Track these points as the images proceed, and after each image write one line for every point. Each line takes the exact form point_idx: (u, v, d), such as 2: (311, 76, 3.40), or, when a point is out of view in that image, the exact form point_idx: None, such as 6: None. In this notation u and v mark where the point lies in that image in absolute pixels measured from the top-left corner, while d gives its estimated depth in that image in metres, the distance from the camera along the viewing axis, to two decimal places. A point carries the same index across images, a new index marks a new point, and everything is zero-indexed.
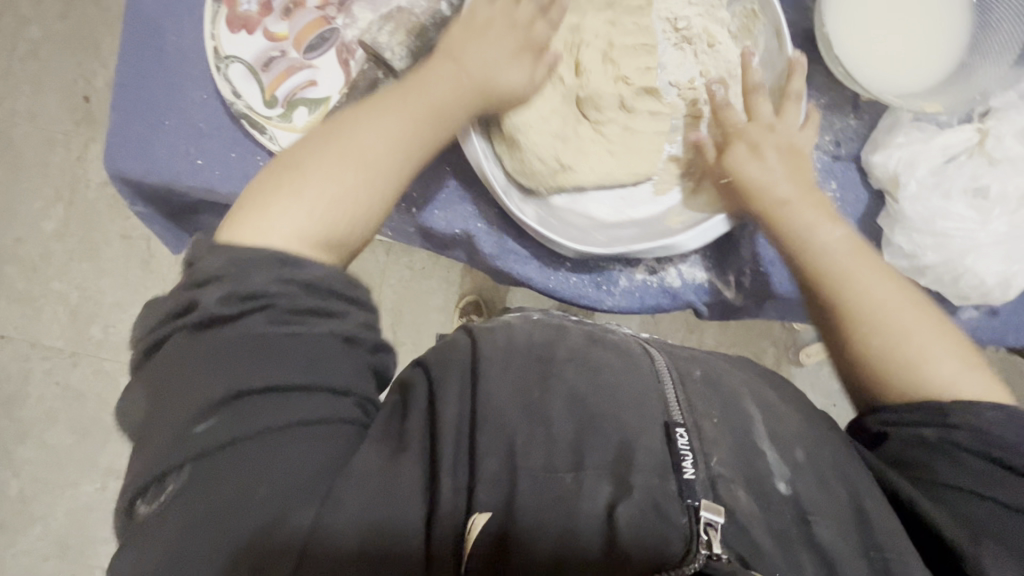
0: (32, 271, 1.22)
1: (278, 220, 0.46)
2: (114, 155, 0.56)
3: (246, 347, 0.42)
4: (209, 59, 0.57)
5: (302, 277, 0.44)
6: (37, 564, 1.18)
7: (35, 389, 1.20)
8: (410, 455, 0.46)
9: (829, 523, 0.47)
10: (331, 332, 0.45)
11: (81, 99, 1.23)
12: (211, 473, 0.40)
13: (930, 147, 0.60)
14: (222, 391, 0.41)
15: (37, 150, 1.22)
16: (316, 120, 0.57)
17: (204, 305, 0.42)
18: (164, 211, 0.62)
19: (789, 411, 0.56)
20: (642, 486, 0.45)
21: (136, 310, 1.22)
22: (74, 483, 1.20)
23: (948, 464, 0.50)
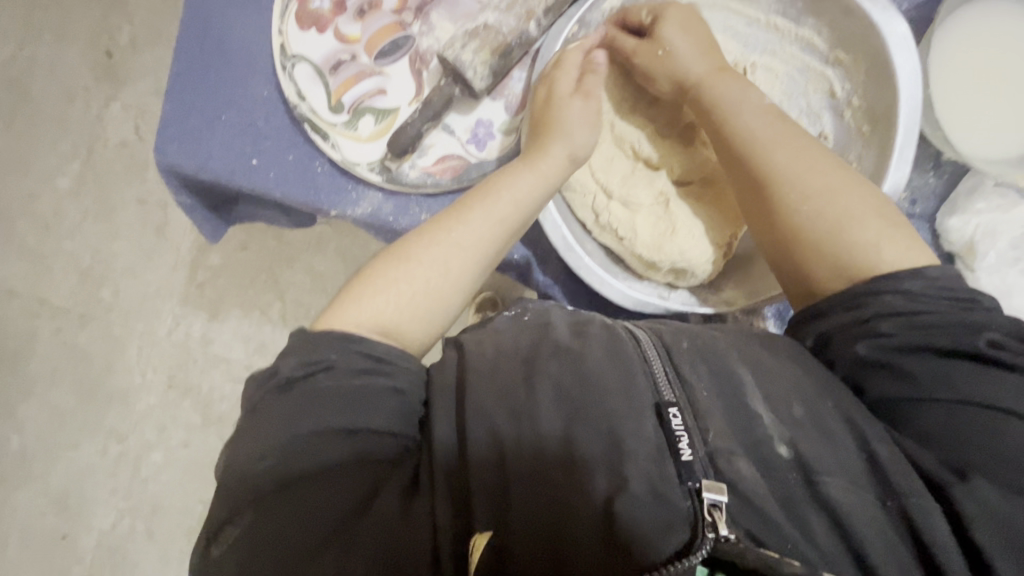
0: (45, 227, 1.20)
1: (362, 312, 0.49)
2: (168, 149, 0.56)
3: (308, 405, 0.44)
4: (276, 56, 0.57)
5: (359, 348, 0.47)
6: (36, 519, 1.18)
7: (43, 347, 1.20)
8: (425, 492, 0.43)
9: (840, 479, 0.42)
10: (382, 385, 0.46)
11: (103, 55, 1.19)
12: (266, 511, 0.41)
13: (1011, 217, 0.58)
14: (286, 436, 0.43)
15: (57, 104, 1.19)
16: (382, 131, 0.58)
17: (282, 370, 0.46)
18: (209, 202, 0.61)
19: (797, 372, 0.46)
20: (639, 477, 0.42)
21: (147, 277, 1.20)
22: (76, 442, 1.19)
23: (894, 375, 0.45)
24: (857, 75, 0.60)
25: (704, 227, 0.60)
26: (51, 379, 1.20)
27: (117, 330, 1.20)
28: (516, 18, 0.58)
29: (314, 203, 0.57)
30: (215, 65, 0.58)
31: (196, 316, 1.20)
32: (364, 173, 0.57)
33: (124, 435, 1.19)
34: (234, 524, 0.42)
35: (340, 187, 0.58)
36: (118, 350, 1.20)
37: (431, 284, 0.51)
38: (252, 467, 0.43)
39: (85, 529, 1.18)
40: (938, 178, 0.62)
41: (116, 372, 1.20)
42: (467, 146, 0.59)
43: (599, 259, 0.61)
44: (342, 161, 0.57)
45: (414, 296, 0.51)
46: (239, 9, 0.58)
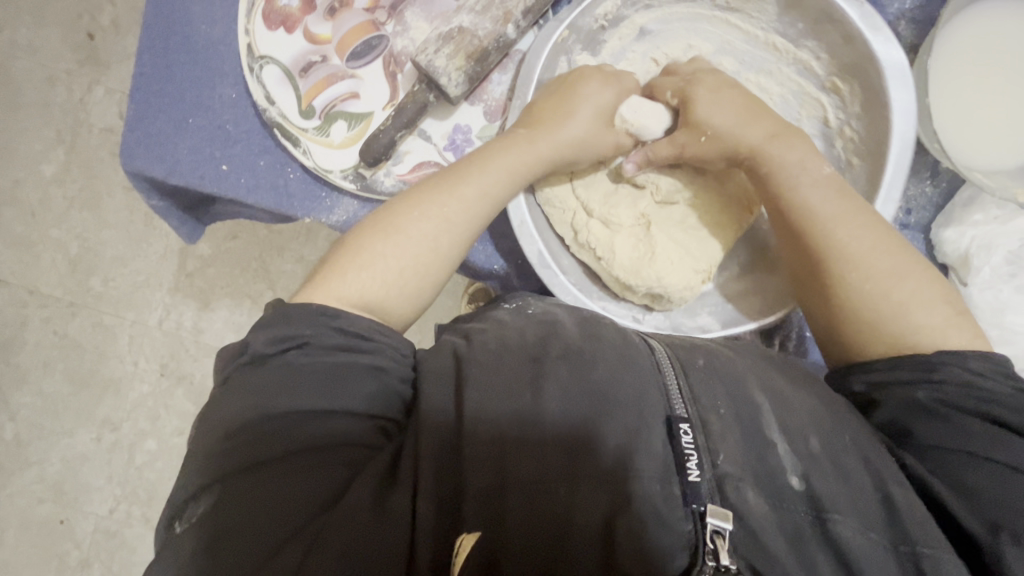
0: (32, 215, 1.18)
1: (354, 274, 0.49)
2: (137, 155, 0.55)
3: (285, 380, 0.43)
4: (243, 57, 0.55)
5: (340, 324, 0.46)
6: (33, 505, 1.19)
7: (34, 336, 1.19)
8: (404, 484, 0.42)
9: (852, 519, 0.41)
10: (360, 363, 0.45)
11: (84, 36, 1.15)
12: (233, 491, 0.39)
13: (1011, 231, 0.57)
14: (259, 414, 0.42)
15: (39, 88, 1.16)
16: (355, 137, 0.57)
17: (253, 346, 0.45)
18: (182, 205, 0.60)
19: (811, 400, 0.48)
20: (644, 494, 0.41)
21: (136, 266, 1.19)
22: (70, 430, 1.19)
23: (951, 428, 0.43)
24: (855, 97, 0.60)
25: (684, 253, 0.60)
26: (44, 368, 1.20)
27: (108, 319, 1.19)
28: (492, 22, 0.55)
29: (288, 211, 0.57)
30: (187, 68, 0.57)
31: (187, 305, 1.19)
32: (338, 180, 0.56)
33: (118, 423, 1.19)
34: (201, 499, 0.40)
35: (315, 194, 0.57)
36: (109, 339, 1.19)
37: (419, 260, 0.51)
38: (223, 440, 0.41)
39: (82, 515, 1.19)
40: (935, 188, 0.62)
41: (108, 361, 1.19)
42: (445, 154, 0.59)
43: (576, 277, 0.62)
44: (315, 167, 0.56)
45: (406, 274, 0.51)
46: (210, 8, 0.57)
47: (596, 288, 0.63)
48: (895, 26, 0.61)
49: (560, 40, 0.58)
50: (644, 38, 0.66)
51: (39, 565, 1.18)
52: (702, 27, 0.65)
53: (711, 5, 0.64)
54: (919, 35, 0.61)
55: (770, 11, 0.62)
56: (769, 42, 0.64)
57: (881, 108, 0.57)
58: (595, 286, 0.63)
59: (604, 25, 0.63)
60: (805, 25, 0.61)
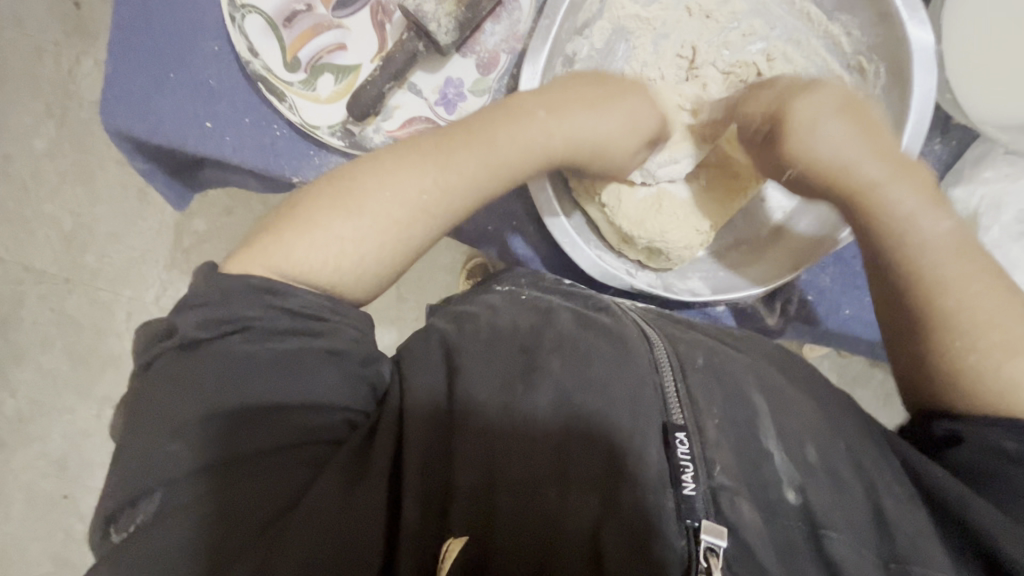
0: (24, 191, 1.17)
1: (328, 236, 0.46)
2: (119, 113, 0.53)
3: (232, 366, 0.41)
4: (224, 6, 0.53)
5: (291, 304, 0.43)
6: (37, 481, 1.20)
7: (31, 313, 1.19)
8: (375, 474, 0.42)
9: (846, 534, 0.41)
10: (315, 350, 0.43)
11: (71, 5, 1.12)
12: (186, 494, 0.38)
13: (1019, 186, 0.55)
14: (208, 412, 0.39)
15: (26, 59, 1.13)
16: (342, 91, 0.55)
17: (181, 330, 0.41)
18: (169, 167, 0.59)
19: (811, 407, 0.47)
20: (630, 502, 0.41)
21: (131, 242, 1.18)
22: (71, 407, 1.20)
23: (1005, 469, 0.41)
24: (879, 77, 0.58)
25: (691, 211, 0.59)
26: (42, 346, 1.20)
27: (105, 296, 1.19)
28: None
29: (275, 170, 0.55)
30: (168, 22, 0.55)
31: (184, 282, 1.18)
32: (325, 137, 0.54)
33: (119, 401, 1.20)
34: (144, 505, 0.38)
35: (301, 151, 0.55)
36: (107, 316, 1.19)
37: (383, 234, 0.48)
38: (170, 437, 0.39)
39: (86, 490, 1.20)
40: (945, 144, 0.60)
41: (107, 338, 1.19)
42: (436, 108, 0.57)
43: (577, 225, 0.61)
44: (301, 123, 0.54)
45: (367, 244, 0.47)
46: None
47: (593, 236, 0.62)
48: None
49: None
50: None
51: (46, 540, 1.20)
52: None
53: None
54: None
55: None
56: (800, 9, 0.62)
57: (900, 56, 0.55)
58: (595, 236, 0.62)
59: None
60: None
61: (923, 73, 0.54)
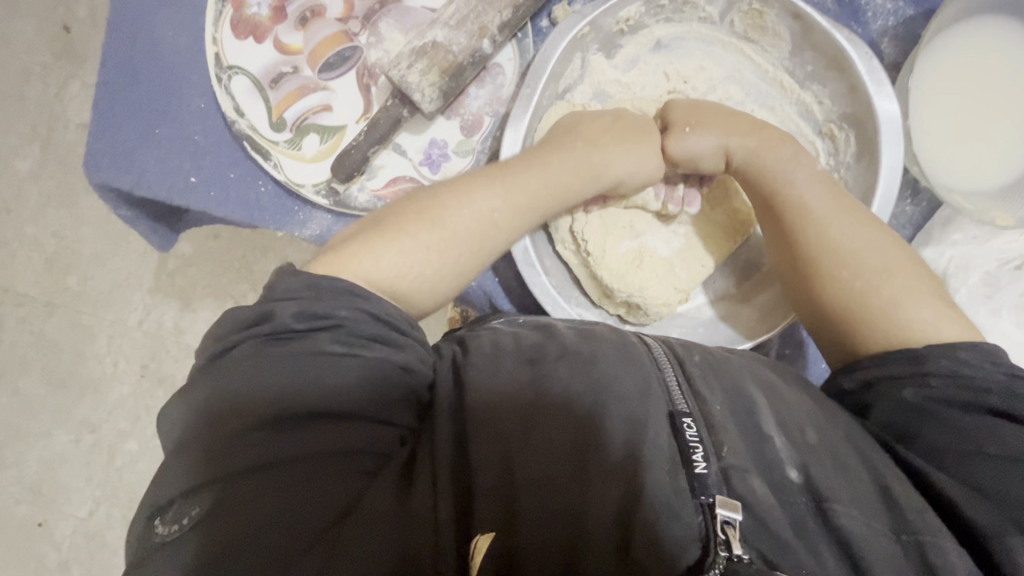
0: (6, 213, 1.15)
1: (389, 256, 0.47)
2: (102, 165, 0.53)
3: (311, 367, 0.40)
4: (210, 66, 0.54)
5: (376, 311, 0.44)
6: (10, 506, 1.17)
7: (11, 336, 1.17)
8: (422, 484, 0.41)
9: (854, 510, 0.41)
10: (387, 360, 0.43)
11: (61, 29, 1.12)
12: (247, 490, 0.37)
13: (987, 251, 0.58)
14: (279, 410, 0.39)
15: (13, 81, 1.13)
16: (327, 151, 0.56)
17: (279, 317, 0.41)
18: (153, 215, 0.59)
19: (807, 399, 0.48)
20: (654, 486, 0.41)
21: (115, 266, 1.16)
22: (48, 431, 1.17)
23: (944, 428, 0.43)
24: (849, 146, 0.60)
25: (670, 269, 0.62)
26: (21, 369, 1.17)
27: (87, 319, 1.17)
28: (468, 36, 0.54)
29: (261, 224, 0.56)
30: (156, 76, 0.55)
31: (168, 305, 1.17)
32: (310, 195, 0.55)
33: (98, 425, 1.17)
34: (199, 499, 0.37)
35: (287, 208, 0.56)
36: (88, 339, 1.17)
37: (458, 251, 0.51)
38: (236, 436, 0.38)
39: (60, 517, 1.17)
40: (915, 206, 0.62)
41: (88, 362, 1.17)
42: (422, 168, 0.58)
43: (558, 279, 0.64)
44: (287, 181, 0.55)
45: (443, 264, 0.50)
46: (174, 13, 0.56)
47: (576, 292, 0.64)
48: (876, 44, 0.61)
49: (579, 35, 0.58)
50: (658, 51, 0.65)
51: (17, 567, 1.16)
52: (714, 51, 0.65)
53: (729, 31, 0.64)
54: (902, 53, 0.61)
55: (783, 47, 0.62)
56: (775, 78, 0.64)
57: (869, 121, 0.57)
58: (576, 292, 0.64)
59: (623, 30, 0.62)
60: (815, 68, 0.61)
61: (890, 144, 0.56)
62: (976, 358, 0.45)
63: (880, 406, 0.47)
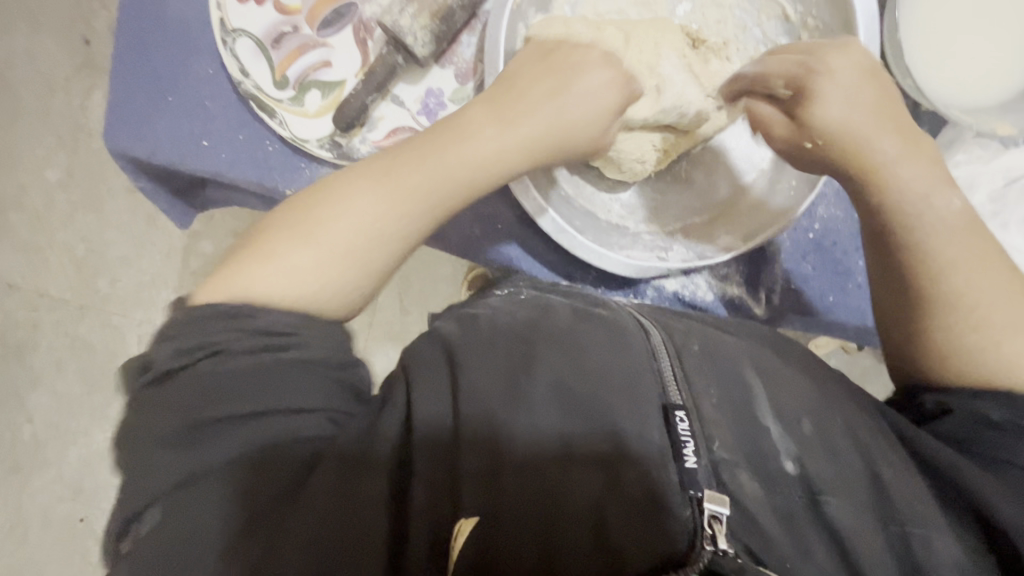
0: (37, 221, 1.20)
1: (287, 257, 0.47)
2: (117, 134, 0.56)
3: (204, 389, 0.42)
4: (216, 30, 0.56)
5: (258, 324, 0.44)
6: (53, 504, 1.21)
7: (45, 339, 1.21)
8: (382, 471, 0.43)
9: (841, 499, 0.47)
10: (289, 362, 0.43)
11: (80, 42, 1.17)
12: (186, 501, 0.40)
13: (990, 167, 0.61)
14: (185, 428, 0.41)
15: (36, 95, 1.18)
16: (330, 105, 0.59)
17: (160, 359, 0.43)
18: (170, 185, 0.62)
19: (805, 385, 0.53)
20: (631, 479, 0.45)
21: (143, 266, 1.21)
22: (84, 430, 1.22)
23: (1005, 442, 0.47)
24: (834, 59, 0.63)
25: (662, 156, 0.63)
26: (56, 371, 1.22)
27: (117, 320, 1.22)
28: None
29: (269, 185, 0.58)
30: (162, 45, 0.58)
31: None
32: (315, 149, 0.57)
33: None
34: (140, 521, 0.40)
35: (294, 165, 0.58)
36: (119, 339, 1.22)
37: (329, 267, 0.48)
38: (160, 458, 0.41)
39: (101, 512, 1.21)
40: (917, 130, 0.66)
41: (119, 361, 1.22)
42: (419, 118, 0.61)
43: (597, 224, 0.65)
44: (291, 137, 0.57)
45: (329, 284, 0.48)
46: None
47: (615, 236, 0.65)
48: None
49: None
50: None
51: (61, 563, 1.21)
52: None
53: None
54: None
55: None
56: None
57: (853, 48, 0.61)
58: (615, 235, 0.65)
59: None
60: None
61: None
62: None
63: (955, 415, 0.50)
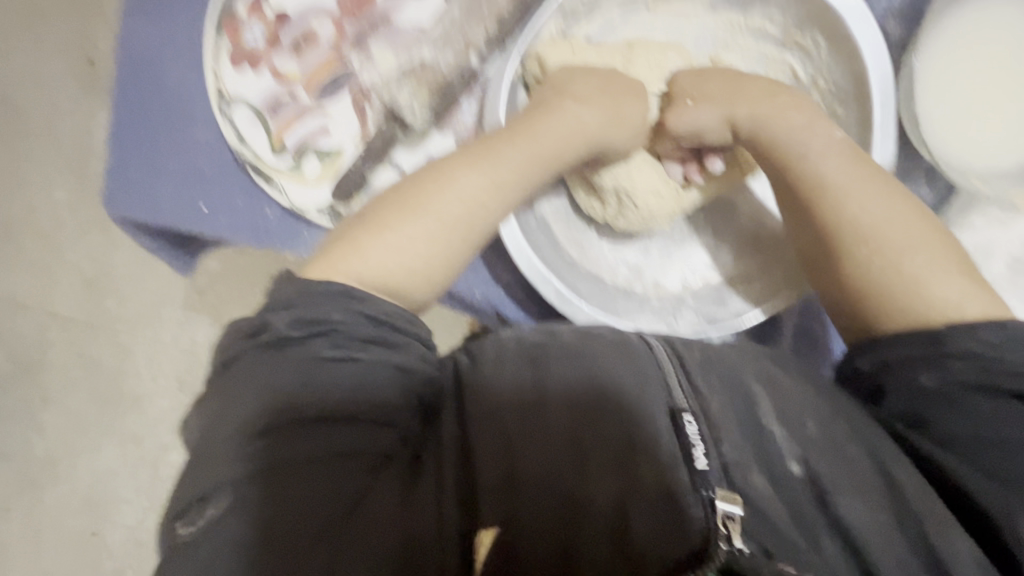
0: (46, 240, 1.21)
1: (398, 236, 0.54)
2: (116, 200, 0.59)
3: (312, 367, 0.46)
4: (214, 100, 0.59)
5: (369, 310, 0.49)
6: (66, 518, 1.23)
7: (56, 356, 1.23)
8: (428, 480, 0.47)
9: (852, 499, 0.47)
10: (384, 362, 0.48)
11: (86, 62, 1.17)
12: (252, 493, 0.42)
13: (1009, 233, 0.66)
14: (280, 412, 0.44)
15: (44, 115, 1.18)
16: (329, 173, 0.62)
17: (276, 328, 0.47)
18: (171, 240, 0.63)
19: (806, 389, 0.53)
20: (652, 480, 0.47)
21: (151, 284, 1.22)
22: (97, 446, 1.23)
23: (963, 410, 0.48)
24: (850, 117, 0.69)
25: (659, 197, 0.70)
26: (67, 387, 1.23)
27: (126, 337, 1.23)
28: (454, 53, 0.63)
29: (270, 246, 0.62)
30: (160, 114, 0.60)
31: (201, 321, 1.23)
32: (315, 216, 0.61)
33: (144, 436, 1.24)
34: (208, 504, 0.42)
35: (294, 229, 0.62)
36: (129, 356, 1.23)
37: (433, 242, 0.55)
38: (248, 441, 0.43)
39: (115, 525, 1.23)
40: (931, 187, 0.69)
41: (129, 378, 1.23)
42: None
43: (605, 294, 0.72)
44: (291, 206, 0.61)
45: (428, 257, 0.55)
46: (177, 54, 0.61)
47: (626, 304, 0.72)
48: (884, 23, 0.70)
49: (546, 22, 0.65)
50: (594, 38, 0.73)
51: None
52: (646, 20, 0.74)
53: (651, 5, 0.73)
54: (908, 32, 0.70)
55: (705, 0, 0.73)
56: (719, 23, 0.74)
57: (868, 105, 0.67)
58: (624, 300, 0.72)
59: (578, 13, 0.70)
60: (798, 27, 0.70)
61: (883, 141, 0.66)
62: (1012, 345, 0.49)
63: (911, 389, 0.51)
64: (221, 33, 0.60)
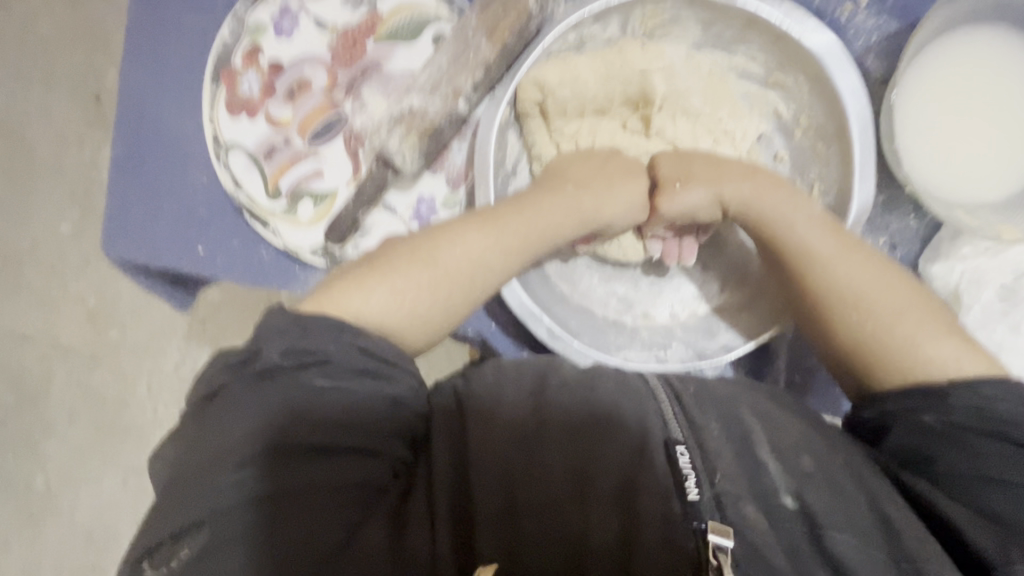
0: (51, 273, 1.22)
1: (394, 289, 0.54)
2: (116, 245, 0.66)
3: (303, 398, 0.45)
4: (211, 145, 0.67)
5: (363, 343, 0.49)
6: (65, 553, 1.22)
7: (58, 388, 1.23)
8: (416, 517, 0.45)
9: (848, 535, 0.45)
10: (379, 393, 0.48)
11: (92, 98, 1.21)
12: (235, 521, 0.41)
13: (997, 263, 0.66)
14: (266, 449, 0.43)
15: (51, 150, 1.21)
16: (319, 214, 0.68)
17: (267, 355, 0.46)
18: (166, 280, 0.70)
19: (801, 424, 0.52)
20: (648, 514, 0.45)
21: (152, 316, 1.23)
22: (95, 478, 1.22)
23: (969, 454, 0.47)
24: (831, 158, 0.70)
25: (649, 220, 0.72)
26: (68, 418, 1.23)
27: (128, 368, 1.23)
28: (444, 98, 0.64)
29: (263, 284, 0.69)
30: (165, 167, 0.68)
31: (199, 351, 1.22)
32: (308, 256, 0.67)
33: (143, 468, 1.23)
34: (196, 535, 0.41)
35: (286, 269, 0.69)
36: (130, 388, 1.23)
37: (424, 302, 0.55)
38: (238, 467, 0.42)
39: (112, 560, 1.22)
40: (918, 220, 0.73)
41: (131, 410, 1.23)
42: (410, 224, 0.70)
43: (593, 329, 0.72)
44: (285, 246, 0.68)
45: (430, 305, 0.55)
46: (178, 105, 0.69)
47: (614, 337, 0.72)
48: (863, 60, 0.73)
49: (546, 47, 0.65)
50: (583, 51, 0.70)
51: None
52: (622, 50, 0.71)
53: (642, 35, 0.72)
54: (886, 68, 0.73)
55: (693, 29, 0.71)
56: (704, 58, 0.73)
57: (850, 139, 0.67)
58: (613, 334, 0.73)
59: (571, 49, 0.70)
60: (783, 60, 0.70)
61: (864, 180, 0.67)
62: (1008, 395, 0.48)
63: (904, 427, 0.51)
64: (219, 85, 0.67)
